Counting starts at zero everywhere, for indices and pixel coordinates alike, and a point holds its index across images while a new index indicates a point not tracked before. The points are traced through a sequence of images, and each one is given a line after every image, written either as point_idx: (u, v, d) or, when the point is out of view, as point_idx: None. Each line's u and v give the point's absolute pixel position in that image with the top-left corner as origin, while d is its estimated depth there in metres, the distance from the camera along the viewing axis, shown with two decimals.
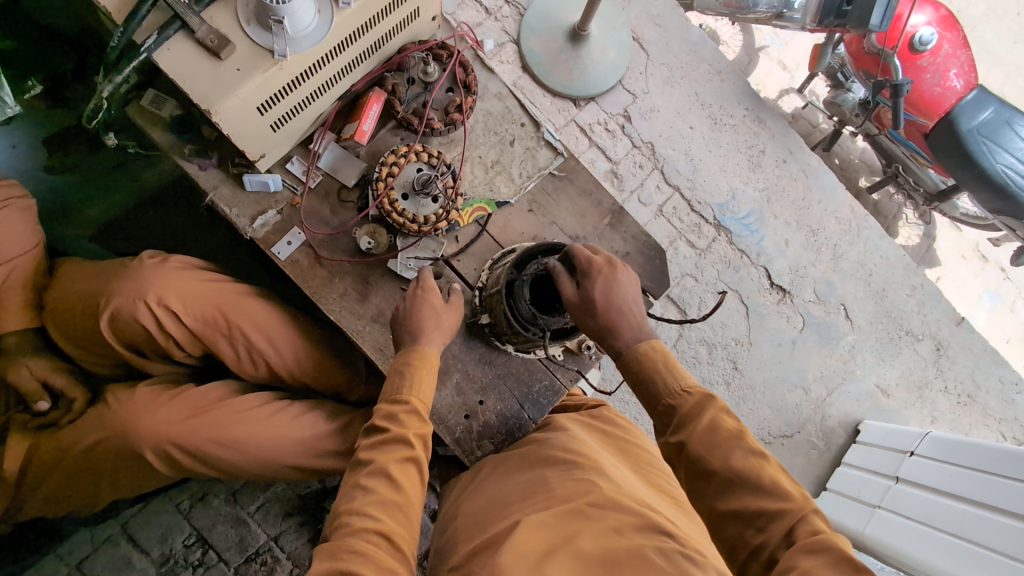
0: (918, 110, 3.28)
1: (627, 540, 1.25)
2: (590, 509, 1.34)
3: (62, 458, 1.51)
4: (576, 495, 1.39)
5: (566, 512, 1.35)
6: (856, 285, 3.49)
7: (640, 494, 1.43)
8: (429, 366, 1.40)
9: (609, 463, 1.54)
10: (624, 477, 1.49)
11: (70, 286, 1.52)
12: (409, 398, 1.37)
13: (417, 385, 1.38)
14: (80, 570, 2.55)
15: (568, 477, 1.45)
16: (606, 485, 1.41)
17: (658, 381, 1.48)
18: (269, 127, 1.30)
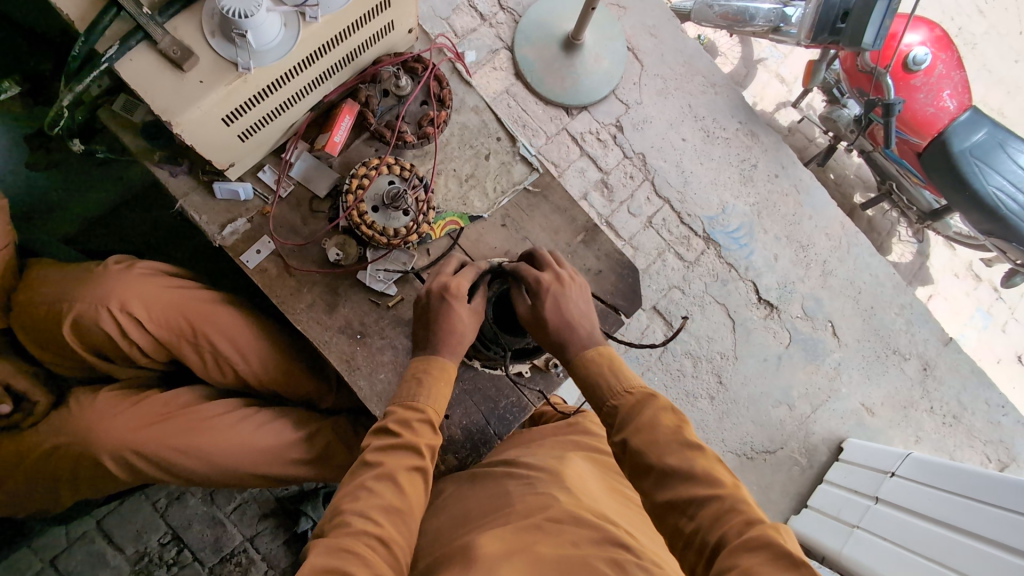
0: (910, 129, 3.26)
1: (583, 553, 1.25)
2: (546, 524, 1.33)
3: (22, 460, 1.50)
4: (536, 510, 1.37)
5: (524, 524, 1.33)
6: (845, 301, 3.48)
7: (604, 509, 1.42)
8: (447, 379, 1.39)
9: (575, 472, 1.52)
10: (588, 490, 1.47)
11: (35, 289, 1.52)
12: (424, 407, 1.35)
13: (435, 394, 1.37)
14: (55, 565, 2.57)
15: (529, 491, 1.43)
16: (565, 498, 1.40)
17: (601, 386, 1.41)
18: (236, 137, 1.31)
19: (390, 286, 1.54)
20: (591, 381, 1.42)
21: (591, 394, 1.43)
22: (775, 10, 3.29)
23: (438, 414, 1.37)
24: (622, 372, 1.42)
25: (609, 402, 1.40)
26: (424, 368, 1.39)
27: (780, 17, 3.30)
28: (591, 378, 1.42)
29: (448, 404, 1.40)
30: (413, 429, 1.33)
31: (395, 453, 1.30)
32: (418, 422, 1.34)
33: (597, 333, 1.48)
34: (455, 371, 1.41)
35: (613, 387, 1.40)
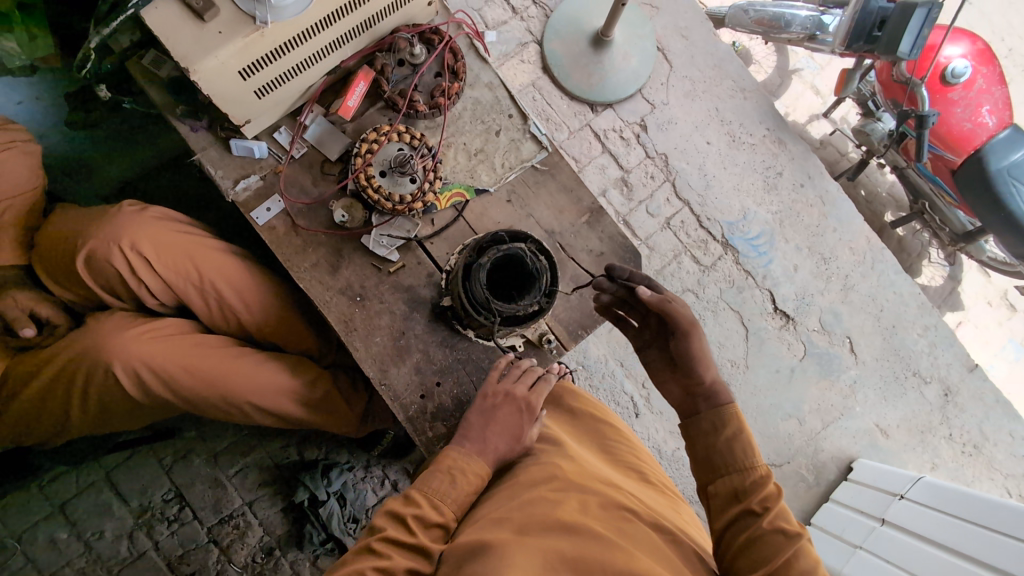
0: (945, 144, 3.15)
1: (589, 519, 1.25)
2: (553, 494, 1.31)
3: (35, 375, 1.57)
4: (541, 481, 1.36)
5: (530, 494, 1.32)
6: (864, 317, 3.39)
7: (604, 475, 1.43)
8: (476, 484, 1.36)
9: (576, 447, 1.53)
10: (590, 461, 1.48)
11: (56, 226, 1.59)
12: (443, 511, 1.31)
13: (460, 500, 1.33)
14: (63, 511, 2.67)
15: (534, 464, 1.43)
16: (569, 467, 1.40)
17: (735, 451, 1.41)
18: (252, 93, 1.35)
19: (393, 252, 1.57)
20: (727, 444, 1.42)
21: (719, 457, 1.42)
22: (812, 18, 3.34)
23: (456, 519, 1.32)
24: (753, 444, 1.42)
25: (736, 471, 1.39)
26: (455, 464, 1.36)
27: (817, 26, 3.34)
28: (729, 439, 1.42)
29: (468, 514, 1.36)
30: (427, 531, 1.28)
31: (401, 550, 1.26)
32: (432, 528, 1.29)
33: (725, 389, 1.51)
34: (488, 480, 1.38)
35: (742, 458, 1.40)
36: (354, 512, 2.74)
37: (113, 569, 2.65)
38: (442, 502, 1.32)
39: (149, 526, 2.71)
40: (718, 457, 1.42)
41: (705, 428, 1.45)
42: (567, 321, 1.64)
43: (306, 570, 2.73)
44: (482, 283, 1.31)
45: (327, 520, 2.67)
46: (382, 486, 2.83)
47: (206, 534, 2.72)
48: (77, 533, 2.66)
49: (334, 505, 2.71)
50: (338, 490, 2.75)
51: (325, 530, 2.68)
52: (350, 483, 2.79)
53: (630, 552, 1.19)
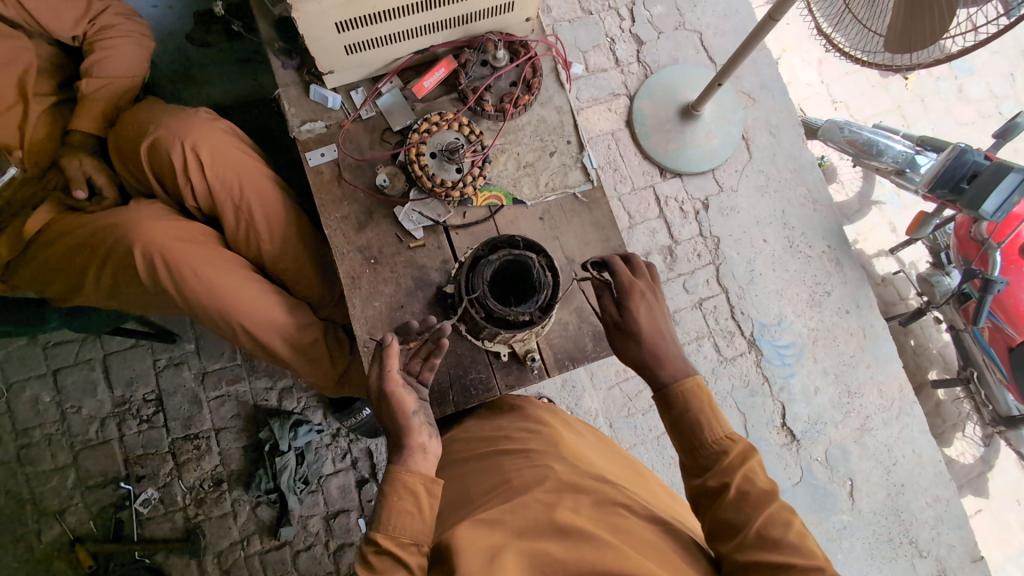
0: (1009, 319, 3.06)
1: (581, 521, 1.29)
2: (545, 496, 1.36)
3: (70, 233, 1.71)
4: (533, 483, 1.40)
5: (524, 497, 1.35)
6: (873, 465, 3.20)
7: (598, 473, 1.50)
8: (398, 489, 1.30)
9: (564, 444, 1.60)
10: (585, 462, 1.54)
11: (138, 111, 1.75)
12: (376, 538, 1.25)
13: (381, 517, 1.27)
14: (55, 376, 2.83)
15: (524, 464, 1.47)
16: (561, 470, 1.45)
17: (698, 426, 1.43)
18: (341, 46, 1.47)
19: (418, 229, 1.63)
20: (696, 419, 1.43)
21: (687, 434, 1.44)
22: (906, 154, 3.33)
23: (393, 534, 1.25)
24: (718, 415, 1.44)
25: (706, 444, 1.42)
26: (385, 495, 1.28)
27: (908, 163, 3.33)
28: (693, 415, 1.44)
29: (411, 526, 1.26)
30: (370, 564, 1.22)
31: None
32: (379, 557, 1.23)
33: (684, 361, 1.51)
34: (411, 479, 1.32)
35: (710, 432, 1.42)
36: (307, 474, 2.80)
37: (77, 446, 2.79)
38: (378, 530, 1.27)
39: (122, 418, 2.82)
40: (683, 430, 1.45)
41: (673, 408, 1.46)
42: (558, 349, 1.63)
43: (244, 513, 2.78)
44: (485, 279, 1.35)
45: (279, 471, 2.73)
46: (342, 459, 2.86)
47: (168, 443, 2.81)
48: (60, 399, 2.81)
49: (291, 459, 2.76)
50: (300, 446, 2.81)
51: (275, 479, 2.73)
52: (314, 444, 2.85)
53: (623, 553, 1.21)
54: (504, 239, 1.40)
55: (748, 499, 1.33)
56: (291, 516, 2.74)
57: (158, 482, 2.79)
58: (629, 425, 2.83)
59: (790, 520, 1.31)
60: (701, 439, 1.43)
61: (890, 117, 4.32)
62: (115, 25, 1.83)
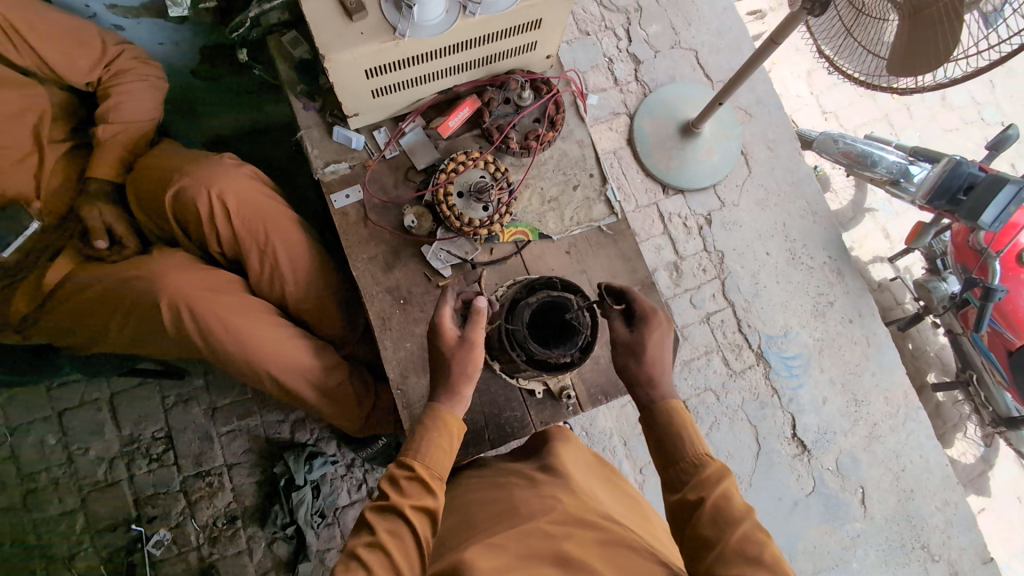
0: (1008, 324, 3.14)
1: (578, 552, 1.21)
2: (551, 527, 1.28)
3: (93, 285, 1.68)
4: (538, 514, 1.32)
5: (528, 526, 1.28)
6: (883, 472, 3.25)
7: (603, 509, 1.41)
8: (445, 434, 1.34)
9: (582, 478, 1.52)
10: (592, 495, 1.45)
11: (158, 158, 1.74)
12: (412, 466, 1.31)
13: (425, 450, 1.33)
14: (60, 418, 2.76)
15: (533, 495, 1.39)
16: (568, 502, 1.37)
17: (678, 442, 1.40)
18: (369, 91, 1.47)
19: (447, 267, 1.63)
20: (676, 434, 1.40)
21: (666, 448, 1.40)
22: (900, 164, 3.39)
23: (427, 468, 1.32)
24: (699, 435, 1.41)
25: (683, 461, 1.38)
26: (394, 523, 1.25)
27: (902, 172, 3.39)
28: (673, 431, 1.41)
29: (445, 463, 1.34)
30: (400, 488, 1.29)
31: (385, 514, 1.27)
32: (410, 481, 1.30)
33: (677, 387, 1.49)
34: (457, 427, 1.36)
35: (688, 448, 1.39)
36: (323, 507, 2.75)
37: (85, 488, 2.72)
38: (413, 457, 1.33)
39: (131, 457, 2.76)
40: (665, 446, 1.41)
41: (657, 424, 1.42)
42: (591, 383, 1.69)
43: (259, 549, 2.72)
44: (523, 322, 1.36)
45: (296, 506, 2.68)
46: (358, 489, 2.83)
47: (180, 482, 2.76)
48: (66, 442, 2.74)
49: (307, 493, 2.72)
50: (315, 479, 2.77)
51: (291, 514, 2.68)
52: (329, 476, 2.80)
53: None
54: (544, 280, 1.46)
55: (724, 515, 1.27)
56: (308, 551, 2.69)
57: (170, 521, 2.73)
58: (644, 442, 2.81)
59: (765, 542, 1.24)
60: (679, 454, 1.39)
61: (878, 126, 4.41)
62: (130, 70, 1.82)
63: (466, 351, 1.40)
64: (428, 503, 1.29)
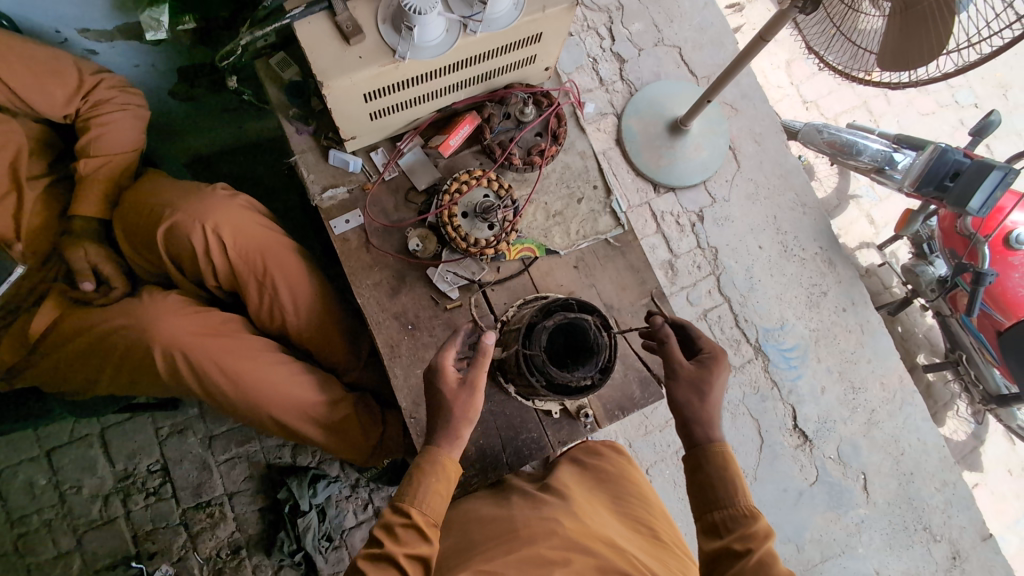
0: (997, 305, 3.19)
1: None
2: (553, 552, 1.22)
3: (82, 330, 1.60)
4: (539, 537, 1.27)
5: (527, 551, 1.23)
6: (883, 457, 3.29)
7: (609, 531, 1.33)
8: (444, 477, 1.35)
9: (584, 499, 1.43)
10: (595, 515, 1.39)
11: (146, 191, 1.66)
12: (411, 513, 1.30)
13: (422, 495, 1.32)
14: (50, 457, 2.66)
15: (535, 516, 1.34)
16: (571, 524, 1.30)
17: (721, 490, 1.41)
18: (367, 114, 1.43)
19: (454, 290, 1.59)
20: (720, 483, 1.41)
21: (708, 492, 1.42)
22: (884, 152, 3.43)
23: (425, 515, 1.31)
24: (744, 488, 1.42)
25: (723, 509, 1.40)
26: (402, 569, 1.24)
27: (887, 160, 3.43)
28: (723, 476, 1.42)
29: (442, 510, 1.34)
30: (398, 536, 1.28)
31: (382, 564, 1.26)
32: (408, 527, 1.29)
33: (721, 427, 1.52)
34: (455, 469, 1.37)
35: (734, 499, 1.40)
36: (330, 530, 2.69)
37: (80, 528, 2.63)
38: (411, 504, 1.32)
39: (126, 493, 2.67)
40: (706, 487, 1.43)
41: (706, 466, 1.43)
42: (605, 399, 1.68)
43: None
44: (543, 346, 1.33)
45: (303, 532, 2.62)
46: (364, 510, 2.77)
47: (180, 515, 2.68)
48: (57, 481, 2.64)
49: (313, 518, 2.66)
50: (320, 503, 2.71)
51: (298, 541, 2.62)
52: (334, 499, 2.74)
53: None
54: (562, 304, 1.43)
55: (768, 570, 1.29)
56: None
57: (172, 557, 2.65)
58: (648, 442, 2.75)
59: None
60: (720, 501, 1.41)
61: (858, 113, 4.46)
62: (110, 99, 1.75)
63: (466, 394, 1.38)
64: (425, 550, 1.28)
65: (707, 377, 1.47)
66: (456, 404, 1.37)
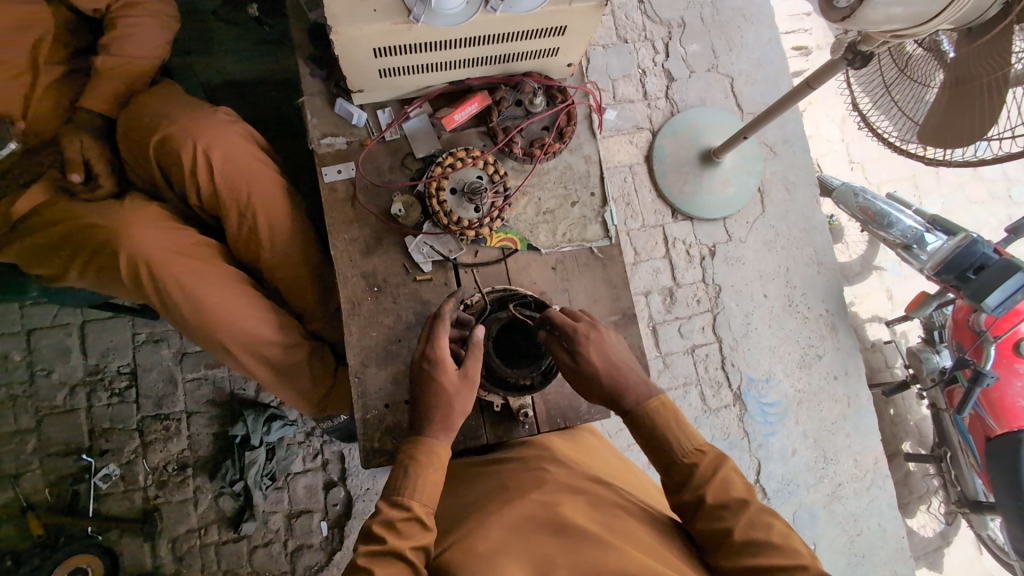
0: (992, 411, 3.09)
1: (569, 516, 1.27)
2: (543, 496, 1.33)
3: (61, 219, 1.64)
4: (529, 485, 1.37)
5: (520, 499, 1.33)
6: (838, 532, 3.23)
7: (597, 475, 1.47)
8: (439, 466, 1.33)
9: (566, 448, 1.56)
10: (584, 462, 1.51)
11: (151, 101, 1.72)
12: (411, 506, 1.27)
13: (421, 489, 1.29)
14: (29, 336, 2.74)
15: (521, 469, 1.44)
16: (558, 472, 1.41)
17: (671, 441, 1.38)
18: (376, 69, 1.43)
19: (427, 262, 1.59)
20: (665, 437, 1.38)
21: (660, 449, 1.39)
22: (916, 230, 3.32)
23: (424, 508, 1.28)
24: (688, 429, 1.40)
25: (679, 461, 1.37)
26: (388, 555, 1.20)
27: (917, 239, 3.31)
28: (660, 432, 1.39)
29: (439, 491, 1.32)
30: (399, 531, 1.24)
31: (383, 560, 1.20)
32: (409, 522, 1.25)
33: (647, 378, 1.45)
34: (447, 457, 1.35)
35: (681, 444, 1.38)
36: (275, 470, 2.75)
37: (42, 410, 2.71)
38: (409, 498, 1.29)
39: (93, 386, 2.74)
40: (657, 448, 1.39)
41: (645, 429, 1.39)
42: (551, 406, 1.68)
43: (205, 501, 2.72)
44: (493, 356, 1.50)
45: (247, 465, 2.68)
46: (312, 459, 2.82)
47: (138, 420, 2.74)
48: (33, 360, 2.73)
49: (261, 454, 2.72)
50: (271, 442, 2.76)
51: (241, 472, 2.69)
52: (286, 441, 2.79)
53: (629, 555, 1.20)
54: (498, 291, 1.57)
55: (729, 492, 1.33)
56: (253, 511, 2.70)
57: (121, 458, 2.72)
58: None
59: (772, 524, 1.30)
60: (671, 456, 1.38)
61: (903, 185, 4.32)
62: (144, 4, 1.81)
63: (467, 390, 1.39)
64: (426, 539, 1.25)
65: (585, 356, 1.42)
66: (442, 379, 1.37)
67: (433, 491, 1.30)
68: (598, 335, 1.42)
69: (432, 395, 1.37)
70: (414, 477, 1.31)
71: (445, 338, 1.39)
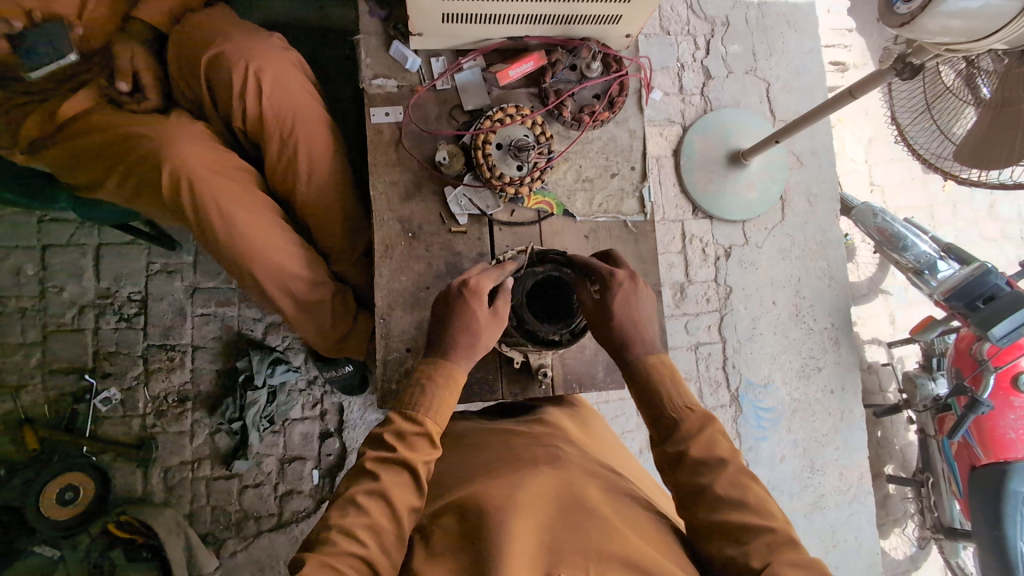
0: (981, 440, 3.10)
1: (581, 493, 1.29)
2: (557, 472, 1.34)
3: (106, 128, 1.66)
4: (543, 460, 1.38)
5: (533, 469, 1.33)
6: (816, 541, 3.28)
7: (604, 461, 1.51)
8: (451, 389, 1.38)
9: (575, 431, 1.58)
10: (591, 447, 1.55)
11: (203, 22, 1.74)
12: (424, 421, 1.34)
13: (435, 406, 1.35)
14: (43, 252, 2.74)
15: (534, 444, 1.45)
16: (570, 452, 1.44)
17: (661, 394, 1.43)
18: (440, 13, 1.43)
19: (463, 216, 1.61)
20: (656, 390, 1.43)
21: (648, 405, 1.44)
22: (929, 255, 3.34)
23: (437, 428, 1.35)
24: (682, 388, 1.44)
25: (665, 414, 1.41)
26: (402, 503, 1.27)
27: (929, 264, 3.35)
28: (653, 382, 1.44)
29: (449, 417, 1.38)
30: (409, 442, 1.32)
31: (388, 466, 1.31)
32: (418, 434, 1.33)
33: (659, 337, 1.50)
34: (463, 383, 1.40)
35: (672, 398, 1.42)
36: (273, 414, 2.76)
37: (49, 326, 2.72)
38: (422, 412, 1.36)
39: (102, 310, 2.75)
40: (648, 397, 1.44)
41: (641, 377, 1.44)
42: (568, 369, 1.75)
43: (201, 436, 2.75)
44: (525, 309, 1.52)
45: (248, 405, 2.69)
46: (312, 407, 2.84)
47: (143, 348, 2.75)
48: (44, 277, 2.73)
49: (262, 396, 2.72)
50: (274, 385, 2.76)
51: (241, 411, 2.70)
52: (288, 386, 2.81)
53: (630, 539, 1.20)
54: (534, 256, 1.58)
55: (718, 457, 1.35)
56: (248, 451, 2.73)
57: (123, 383, 2.73)
58: None
59: (750, 486, 1.31)
60: (659, 408, 1.42)
61: (919, 213, 4.35)
62: None
63: (495, 325, 1.44)
64: (430, 454, 1.33)
65: (608, 300, 1.46)
66: (473, 316, 1.42)
67: (447, 413, 1.37)
68: (630, 284, 1.46)
69: (456, 322, 1.42)
70: (427, 389, 1.37)
71: (489, 274, 1.46)
